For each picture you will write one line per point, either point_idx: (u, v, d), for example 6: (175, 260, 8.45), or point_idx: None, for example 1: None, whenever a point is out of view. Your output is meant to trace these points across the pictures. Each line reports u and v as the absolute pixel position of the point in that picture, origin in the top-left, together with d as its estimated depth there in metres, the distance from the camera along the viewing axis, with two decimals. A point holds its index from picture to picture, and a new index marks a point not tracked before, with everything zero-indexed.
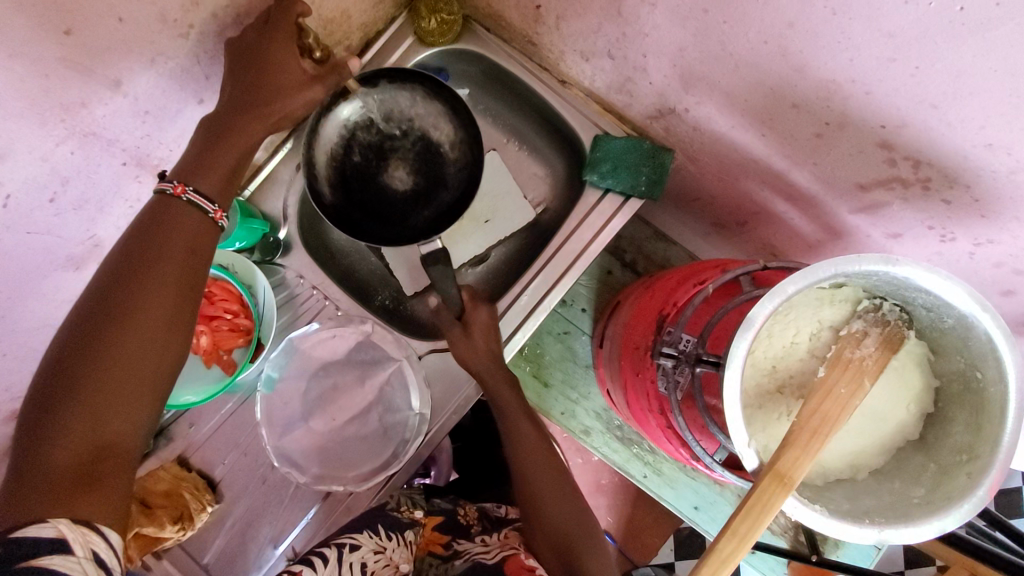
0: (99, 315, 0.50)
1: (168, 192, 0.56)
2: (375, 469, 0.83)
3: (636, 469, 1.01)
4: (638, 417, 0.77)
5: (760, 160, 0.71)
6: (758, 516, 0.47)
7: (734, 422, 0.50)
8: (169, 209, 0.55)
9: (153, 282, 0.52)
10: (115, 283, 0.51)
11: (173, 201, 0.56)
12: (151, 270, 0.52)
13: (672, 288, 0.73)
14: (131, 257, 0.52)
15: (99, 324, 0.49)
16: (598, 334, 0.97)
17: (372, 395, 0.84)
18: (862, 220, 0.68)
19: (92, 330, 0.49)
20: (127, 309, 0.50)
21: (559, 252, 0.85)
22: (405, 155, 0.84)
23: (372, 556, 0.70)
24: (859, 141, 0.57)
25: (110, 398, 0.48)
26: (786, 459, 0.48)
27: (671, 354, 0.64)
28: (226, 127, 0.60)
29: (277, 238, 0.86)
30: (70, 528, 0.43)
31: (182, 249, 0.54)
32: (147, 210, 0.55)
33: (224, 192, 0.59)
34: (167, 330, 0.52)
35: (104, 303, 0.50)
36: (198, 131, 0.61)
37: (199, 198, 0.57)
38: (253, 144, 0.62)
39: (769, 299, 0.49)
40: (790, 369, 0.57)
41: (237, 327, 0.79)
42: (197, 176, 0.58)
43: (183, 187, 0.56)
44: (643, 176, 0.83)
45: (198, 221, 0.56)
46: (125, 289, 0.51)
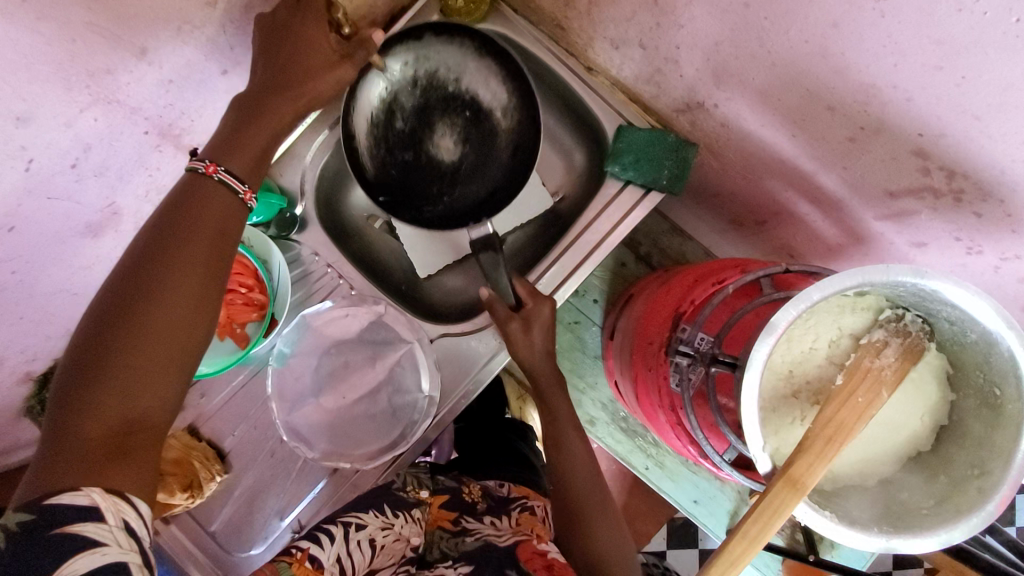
0: (129, 290, 0.50)
1: (199, 171, 0.55)
2: (383, 448, 0.84)
3: (638, 460, 1.02)
4: (647, 412, 0.77)
5: (787, 160, 0.71)
6: (770, 521, 0.47)
7: (749, 423, 0.50)
8: (199, 186, 0.55)
9: (182, 260, 0.52)
10: (146, 260, 0.51)
11: (202, 179, 0.55)
12: (179, 248, 0.52)
13: (689, 286, 0.73)
14: (162, 234, 0.52)
15: (130, 299, 0.49)
16: (610, 325, 0.97)
17: (382, 374, 0.84)
18: (887, 227, 0.67)
19: (123, 308, 0.49)
20: (155, 286, 0.50)
21: (575, 242, 0.85)
22: (451, 120, 0.84)
23: (379, 532, 0.73)
24: (894, 148, 0.56)
25: (140, 374, 0.48)
26: (799, 465, 0.48)
27: (687, 353, 0.64)
28: (257, 109, 0.60)
29: (294, 213, 0.85)
30: (103, 498, 0.44)
31: (211, 227, 0.54)
32: (178, 187, 0.55)
33: (255, 171, 0.59)
34: (195, 309, 0.52)
35: (135, 278, 0.50)
36: (229, 113, 0.60)
37: (229, 178, 0.56)
38: (283, 127, 0.61)
39: (793, 306, 0.49)
40: (807, 373, 0.57)
41: (251, 302, 0.80)
42: (227, 154, 0.57)
43: (215, 167, 0.56)
44: (665, 170, 0.82)
45: (226, 201, 0.55)
46: (155, 267, 0.51)
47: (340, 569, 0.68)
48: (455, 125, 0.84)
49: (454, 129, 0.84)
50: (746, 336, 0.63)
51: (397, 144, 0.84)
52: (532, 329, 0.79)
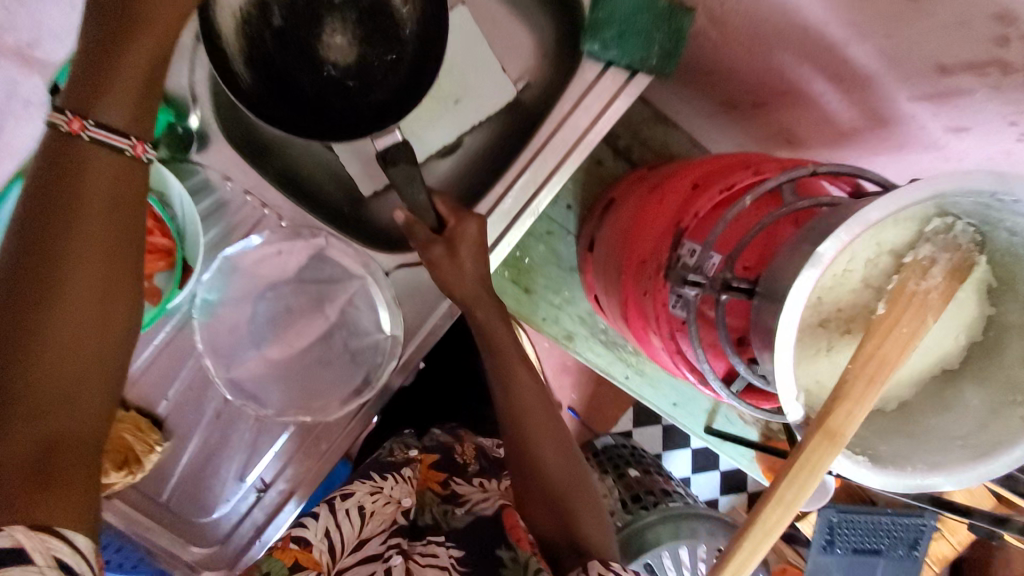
0: (12, 286, 0.40)
1: (63, 129, 0.42)
2: (347, 397, 0.73)
3: (619, 370, 0.97)
4: (638, 336, 0.69)
5: (812, 27, 0.57)
6: (808, 481, 0.42)
7: (781, 370, 0.42)
8: (71, 145, 0.42)
9: (70, 243, 0.41)
10: (26, 248, 0.41)
11: (72, 140, 0.42)
12: (63, 226, 0.41)
13: (690, 194, 0.61)
14: (37, 213, 0.41)
15: (15, 299, 0.40)
16: (587, 235, 0.86)
17: (334, 317, 0.73)
18: (922, 109, 0.57)
19: (11, 312, 0.40)
20: (42, 280, 0.40)
21: (548, 144, 0.71)
22: (340, 20, 0.70)
23: (368, 498, 0.69)
24: (971, 10, 0.44)
25: (52, 384, 0.40)
26: (837, 415, 0.42)
27: (696, 281, 0.53)
28: (120, 27, 0.44)
29: (187, 127, 0.67)
30: (29, 537, 0.38)
31: (98, 193, 0.43)
32: (41, 148, 0.43)
33: (141, 117, 0.45)
34: (102, 298, 0.43)
35: (18, 271, 0.41)
36: (81, 38, 0.45)
37: (103, 133, 0.43)
38: (167, 48, 0.46)
39: (849, 231, 0.40)
40: (839, 301, 0.48)
41: (153, 247, 0.64)
42: (93, 99, 0.43)
43: (81, 122, 0.42)
44: (655, 46, 0.66)
45: (106, 161, 0.43)
46: (38, 256, 0.41)
47: (329, 544, 0.64)
48: (346, 25, 0.70)
49: (345, 30, 0.70)
50: (764, 255, 0.53)
51: (275, 52, 0.68)
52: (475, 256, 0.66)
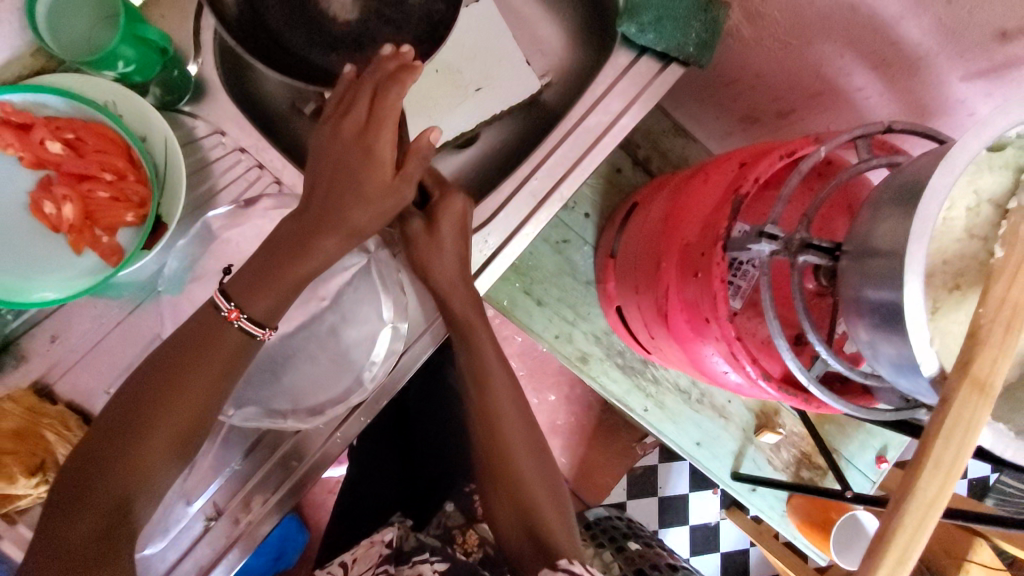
0: (133, 408, 0.47)
1: (221, 313, 0.49)
2: (332, 401, 0.62)
3: (637, 402, 0.87)
4: (678, 335, 0.62)
5: (859, 8, 0.56)
6: (966, 439, 0.33)
7: (907, 297, 0.37)
8: (211, 327, 0.49)
9: (175, 385, 0.47)
10: (143, 384, 0.47)
11: (219, 325, 0.49)
12: (188, 377, 0.48)
13: (744, 166, 0.56)
14: (168, 354, 0.48)
15: (129, 425, 0.46)
16: (607, 244, 0.80)
17: (327, 301, 0.62)
18: (972, 91, 0.56)
19: (126, 430, 0.46)
20: (154, 406, 0.47)
21: (580, 126, 0.67)
22: None
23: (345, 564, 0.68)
24: None
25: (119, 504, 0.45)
26: (982, 361, 0.34)
27: (774, 234, 0.46)
28: (302, 244, 0.50)
29: (186, 74, 0.60)
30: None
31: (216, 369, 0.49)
32: (196, 314, 0.49)
33: (277, 308, 0.50)
34: (178, 439, 0.47)
35: (140, 397, 0.47)
36: (258, 249, 0.51)
37: (251, 324, 0.49)
38: (329, 262, 0.52)
39: (945, 172, 0.37)
40: (946, 253, 0.42)
41: (122, 195, 0.54)
42: (249, 295, 0.49)
43: (237, 312, 0.49)
44: (692, 35, 0.65)
45: (234, 341, 0.49)
46: (148, 393, 0.47)
47: None
48: None
49: None
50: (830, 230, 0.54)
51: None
52: (446, 232, 0.59)
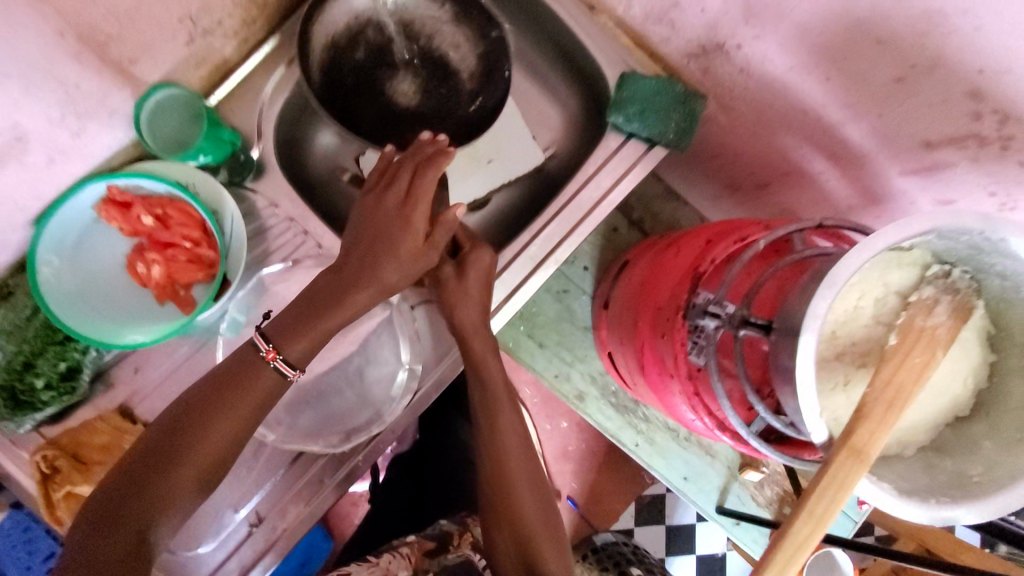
0: (176, 429, 0.55)
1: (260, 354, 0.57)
2: (355, 430, 0.73)
3: (629, 438, 0.96)
4: (654, 384, 0.71)
5: (811, 111, 0.65)
6: (837, 496, 0.42)
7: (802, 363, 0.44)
8: (249, 364, 0.57)
9: (217, 412, 0.55)
10: (189, 410, 0.55)
11: (257, 362, 0.57)
12: (225, 406, 0.56)
13: (707, 244, 0.66)
14: (214, 385, 0.57)
15: (171, 445, 0.54)
16: (602, 296, 0.90)
17: (355, 345, 0.75)
18: (912, 184, 0.64)
19: (168, 450, 0.54)
20: (195, 429, 0.55)
21: (574, 199, 0.77)
22: (410, 70, 0.80)
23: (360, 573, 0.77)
24: (945, 89, 0.52)
25: (154, 515, 0.51)
26: (861, 433, 0.43)
27: (716, 314, 0.57)
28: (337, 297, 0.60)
29: (249, 157, 0.72)
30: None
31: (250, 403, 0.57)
32: (238, 353, 0.58)
33: (308, 353, 0.60)
34: (213, 458, 0.55)
35: (183, 420, 0.55)
36: (295, 301, 0.61)
37: (285, 365, 0.58)
38: (356, 313, 0.62)
39: (843, 268, 0.45)
40: (853, 335, 0.51)
41: (197, 258, 0.68)
42: (290, 341, 0.58)
43: (275, 353, 0.58)
44: (672, 123, 0.75)
45: (267, 378, 0.58)
46: (192, 417, 0.55)
47: None
48: (412, 74, 0.80)
49: (411, 78, 0.79)
50: (774, 302, 0.57)
51: (347, 74, 0.77)
52: (466, 283, 0.69)
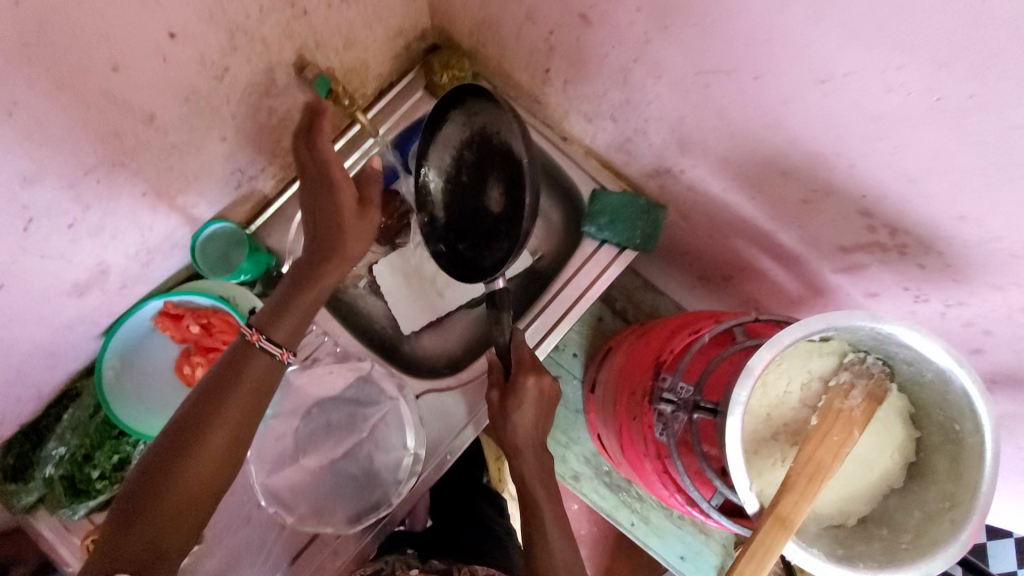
0: (185, 427, 0.58)
1: (246, 337, 0.62)
2: (365, 511, 0.82)
3: (624, 516, 1.01)
4: (633, 463, 0.79)
5: (750, 220, 0.77)
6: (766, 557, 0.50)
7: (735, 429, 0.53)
8: (243, 352, 0.62)
9: (229, 402, 0.59)
10: (202, 403, 0.59)
11: (249, 347, 0.62)
12: (228, 399, 0.59)
13: (667, 336, 0.76)
14: (222, 375, 0.61)
15: (182, 440, 0.57)
16: (589, 380, 0.99)
17: (366, 432, 0.84)
18: (843, 279, 0.73)
19: (180, 444, 0.57)
20: (201, 422, 0.58)
21: (557, 298, 0.89)
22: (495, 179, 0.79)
23: None
24: (844, 208, 0.63)
25: (179, 505, 0.55)
26: (785, 503, 0.51)
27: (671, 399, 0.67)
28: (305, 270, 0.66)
29: (280, 272, 0.87)
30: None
31: (250, 390, 0.61)
32: (232, 346, 0.63)
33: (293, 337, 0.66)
34: (230, 448, 0.59)
35: (191, 415, 0.58)
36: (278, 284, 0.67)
37: (270, 345, 0.63)
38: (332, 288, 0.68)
39: (759, 356, 0.54)
40: (784, 416, 0.60)
41: None
42: (271, 325, 0.64)
43: (258, 335, 0.62)
44: (638, 230, 0.87)
45: (266, 364, 0.62)
46: (206, 410, 0.58)
47: None
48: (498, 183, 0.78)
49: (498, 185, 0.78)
50: (724, 383, 0.66)
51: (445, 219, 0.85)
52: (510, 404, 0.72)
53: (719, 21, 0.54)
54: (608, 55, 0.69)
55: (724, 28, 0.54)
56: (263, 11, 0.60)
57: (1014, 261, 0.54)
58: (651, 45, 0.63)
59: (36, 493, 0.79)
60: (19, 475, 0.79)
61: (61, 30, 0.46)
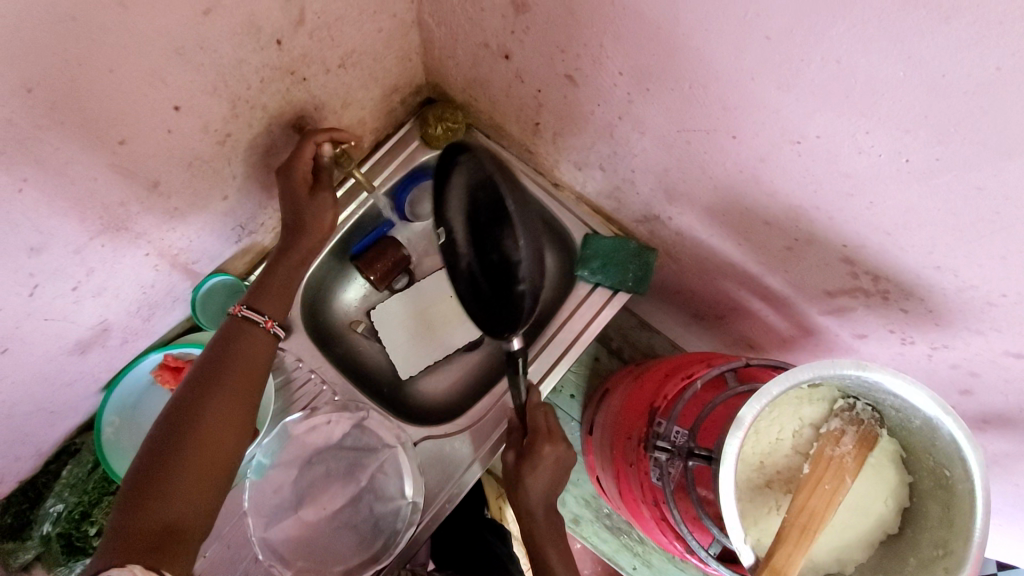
0: (186, 401, 0.60)
1: (233, 313, 0.68)
2: (364, 562, 0.81)
3: (626, 560, 1.01)
4: (631, 509, 0.79)
5: (737, 264, 0.79)
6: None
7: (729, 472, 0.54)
8: (234, 327, 0.67)
9: (229, 381, 0.62)
10: (202, 384, 0.61)
11: (243, 325, 0.67)
12: (223, 369, 0.62)
13: (661, 381, 0.77)
14: (217, 360, 0.63)
15: (185, 412, 0.59)
16: (587, 422, 0.99)
17: (365, 481, 0.84)
18: (830, 321, 0.75)
19: (183, 417, 0.59)
20: (201, 394, 0.60)
21: (552, 341, 0.90)
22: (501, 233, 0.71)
23: None
24: (826, 256, 0.64)
25: (191, 478, 0.56)
26: (779, 556, 0.52)
27: (665, 447, 0.67)
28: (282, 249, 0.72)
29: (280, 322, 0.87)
30: (143, 572, 0.48)
31: (243, 358, 0.65)
32: (222, 328, 0.67)
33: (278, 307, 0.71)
34: (232, 422, 0.61)
35: (191, 391, 0.61)
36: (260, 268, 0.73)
37: (251, 312, 0.68)
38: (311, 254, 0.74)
39: (750, 405, 0.55)
40: (777, 464, 0.61)
41: None
42: (258, 298, 0.70)
43: (238, 307, 0.68)
44: (629, 273, 0.89)
45: (257, 334, 0.67)
46: (208, 389, 0.61)
47: None
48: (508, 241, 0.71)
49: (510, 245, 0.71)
50: (718, 429, 0.67)
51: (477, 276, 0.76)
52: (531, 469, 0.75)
53: (696, 85, 0.57)
54: (594, 113, 0.72)
55: (703, 92, 0.57)
56: (264, 81, 0.63)
57: (991, 309, 0.55)
58: (634, 105, 0.66)
59: (33, 552, 0.79)
60: (14, 535, 0.79)
61: (70, 112, 0.48)
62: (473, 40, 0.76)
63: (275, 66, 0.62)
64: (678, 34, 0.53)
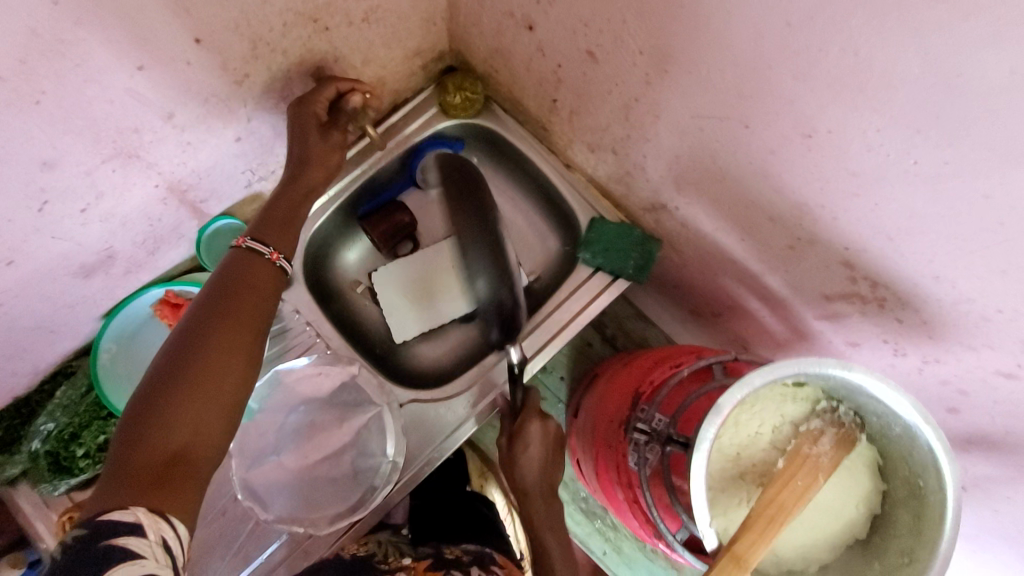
0: (189, 335, 0.57)
1: (236, 245, 0.65)
2: (339, 514, 0.83)
3: (597, 545, 1.03)
4: (607, 491, 0.79)
5: (739, 261, 0.78)
6: None
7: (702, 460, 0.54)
8: (241, 258, 0.64)
9: (230, 316, 0.59)
10: (199, 322, 0.58)
11: (251, 258, 0.64)
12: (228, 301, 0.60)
13: (649, 368, 0.78)
14: (218, 294, 0.60)
15: (188, 344, 0.56)
16: (573, 404, 0.99)
17: (349, 436, 0.85)
18: (825, 327, 0.75)
19: (186, 349, 0.56)
20: (204, 328, 0.57)
21: (548, 319, 0.90)
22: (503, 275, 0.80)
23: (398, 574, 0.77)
24: (826, 258, 0.64)
25: (192, 413, 0.53)
26: (743, 543, 0.52)
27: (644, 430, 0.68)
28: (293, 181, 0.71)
29: None
30: (145, 516, 0.47)
31: (247, 290, 0.62)
32: (228, 259, 0.64)
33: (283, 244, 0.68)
34: (237, 351, 0.58)
35: (194, 323, 0.58)
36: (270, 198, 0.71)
37: (256, 244, 0.65)
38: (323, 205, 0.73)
39: (731, 394, 0.54)
40: (752, 458, 0.62)
41: None
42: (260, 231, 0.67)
43: (243, 238, 0.66)
44: (631, 261, 0.89)
45: (261, 264, 0.65)
46: (207, 325, 0.58)
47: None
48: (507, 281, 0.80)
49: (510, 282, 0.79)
50: (700, 418, 0.67)
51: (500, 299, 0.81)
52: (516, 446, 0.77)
53: (714, 69, 0.56)
54: (611, 92, 0.72)
55: (720, 77, 0.57)
56: (286, 25, 0.63)
57: (984, 325, 0.55)
58: (651, 86, 0.65)
59: (19, 467, 0.81)
60: (7, 448, 0.82)
61: (90, 30, 0.49)
62: (500, 8, 0.75)
63: (298, 11, 0.62)
64: (699, 14, 0.53)
